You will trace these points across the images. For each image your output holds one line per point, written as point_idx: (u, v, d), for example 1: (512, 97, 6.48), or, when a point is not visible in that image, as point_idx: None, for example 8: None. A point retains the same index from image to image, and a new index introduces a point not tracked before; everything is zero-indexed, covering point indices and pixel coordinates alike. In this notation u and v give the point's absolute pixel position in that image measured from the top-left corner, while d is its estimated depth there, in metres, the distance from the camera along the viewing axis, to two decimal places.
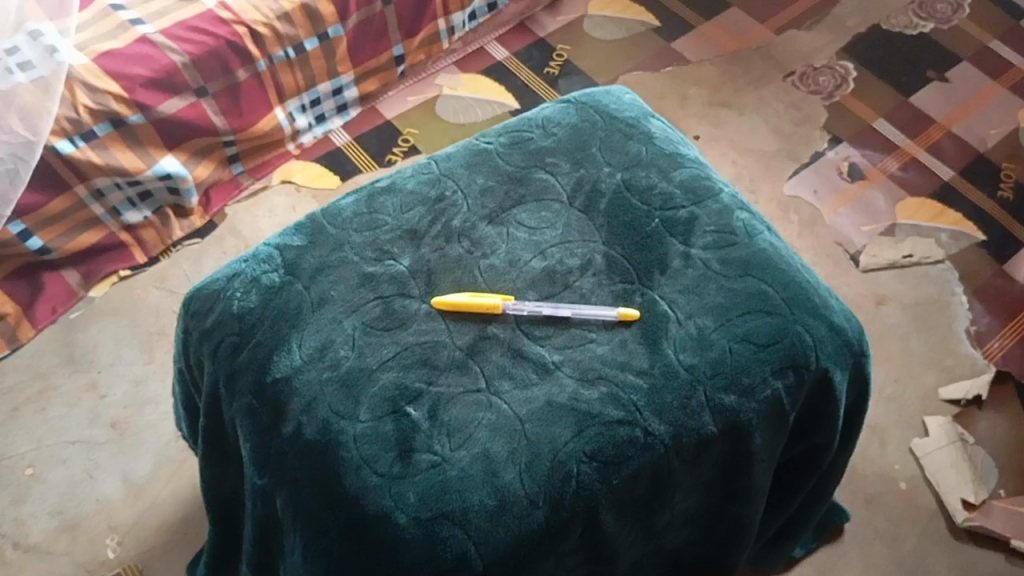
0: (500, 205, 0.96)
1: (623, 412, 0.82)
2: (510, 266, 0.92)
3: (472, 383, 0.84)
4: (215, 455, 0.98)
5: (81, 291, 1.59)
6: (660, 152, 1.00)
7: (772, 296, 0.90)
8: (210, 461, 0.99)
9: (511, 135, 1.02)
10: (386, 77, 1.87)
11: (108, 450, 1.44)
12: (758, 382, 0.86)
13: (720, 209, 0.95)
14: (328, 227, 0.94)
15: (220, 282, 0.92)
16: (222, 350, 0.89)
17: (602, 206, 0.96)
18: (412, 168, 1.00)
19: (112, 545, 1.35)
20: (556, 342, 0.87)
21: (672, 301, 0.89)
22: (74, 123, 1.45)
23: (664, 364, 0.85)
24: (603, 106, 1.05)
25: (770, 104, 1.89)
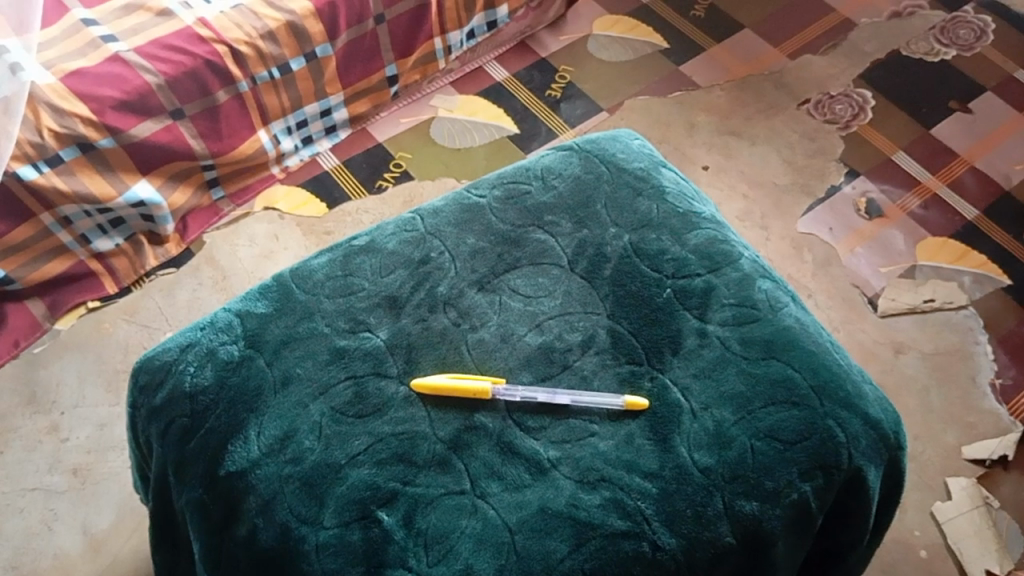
0: (492, 269, 0.85)
1: (628, 522, 0.72)
2: (502, 342, 0.81)
3: (454, 484, 0.73)
4: (164, 542, 0.87)
5: (45, 323, 1.47)
6: (673, 210, 0.89)
7: (799, 383, 0.79)
8: (159, 548, 0.88)
9: (506, 187, 0.91)
10: (378, 98, 1.75)
11: (67, 500, 1.32)
12: (783, 486, 0.75)
13: (740, 278, 0.85)
14: (297, 291, 0.84)
15: (171, 353, 0.81)
16: (171, 433, 0.78)
17: (607, 272, 0.85)
18: (394, 223, 0.89)
19: None
20: (552, 435, 0.76)
21: (685, 387, 0.78)
22: (38, 148, 1.34)
23: (677, 465, 0.74)
24: (610, 154, 0.94)
25: (784, 134, 1.78)
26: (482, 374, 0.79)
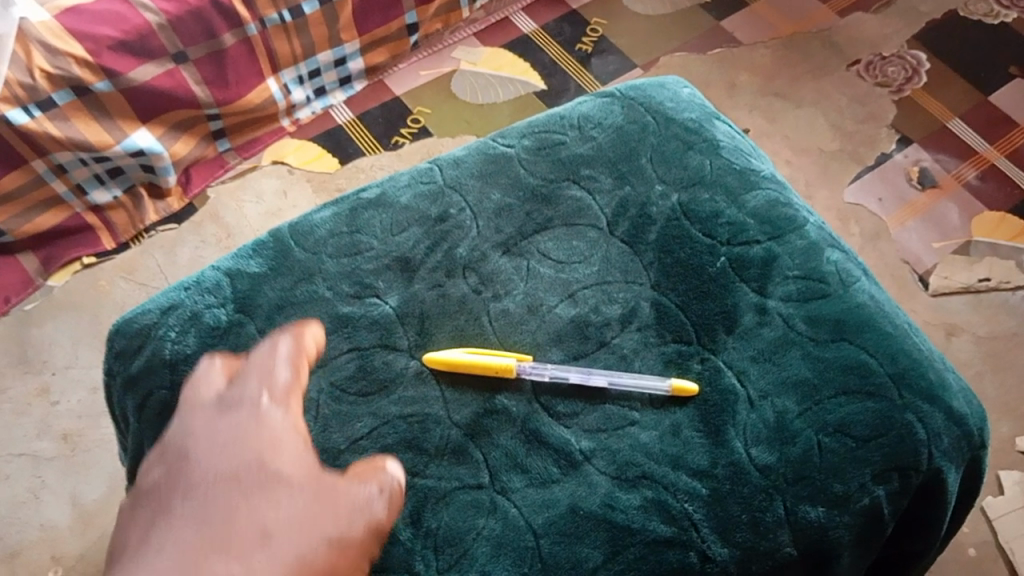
0: (520, 230, 0.74)
1: (673, 528, 0.61)
2: (530, 313, 0.70)
3: (471, 476, 0.63)
4: None
5: (38, 279, 1.34)
6: (729, 167, 0.77)
7: (874, 371, 0.68)
8: None
9: (536, 136, 0.80)
10: (397, 48, 1.58)
11: (57, 467, 1.20)
12: (854, 489, 0.64)
13: (806, 247, 0.73)
14: (296, 248, 0.73)
15: (152, 316, 0.71)
16: (148, 406, 0.68)
17: (652, 236, 0.74)
18: (408, 174, 0.78)
19: None
20: (586, 423, 0.66)
21: (742, 371, 0.67)
22: (28, 90, 1.20)
23: (730, 462, 0.63)
24: (656, 101, 0.82)
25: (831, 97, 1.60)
26: (508, 351, 0.68)
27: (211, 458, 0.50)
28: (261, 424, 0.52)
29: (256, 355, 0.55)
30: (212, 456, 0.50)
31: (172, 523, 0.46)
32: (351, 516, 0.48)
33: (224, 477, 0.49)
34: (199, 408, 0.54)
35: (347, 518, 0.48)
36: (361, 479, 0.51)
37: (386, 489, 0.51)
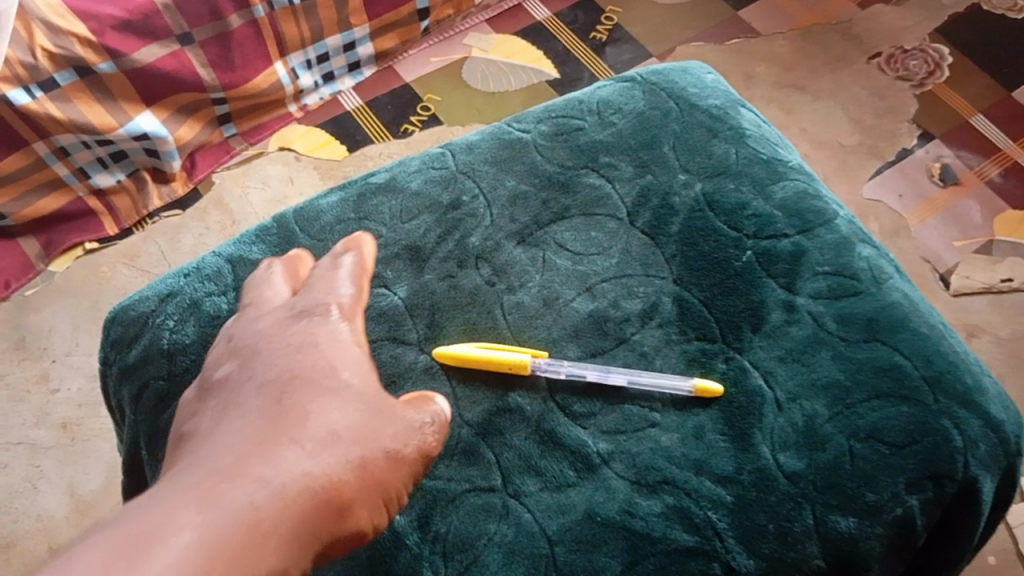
0: (536, 219, 0.71)
1: (695, 537, 0.58)
2: (545, 307, 0.67)
3: (482, 479, 0.60)
4: None
5: (39, 264, 1.29)
6: (756, 157, 0.74)
7: (909, 374, 0.64)
8: None
9: (554, 122, 0.76)
10: (407, 33, 1.50)
11: (55, 456, 1.16)
12: (887, 499, 0.60)
13: (837, 242, 0.69)
14: (301, 235, 0.70)
15: (149, 303, 0.68)
16: (144, 398, 0.65)
17: (675, 228, 0.70)
18: (419, 159, 0.75)
19: None
20: (603, 424, 0.62)
21: (769, 372, 0.64)
22: (30, 70, 1.14)
23: (756, 467, 0.60)
24: (680, 86, 0.78)
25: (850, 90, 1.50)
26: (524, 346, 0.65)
27: (273, 357, 0.51)
28: (328, 330, 0.53)
29: (321, 270, 0.57)
30: (278, 349, 0.51)
31: (240, 412, 0.47)
32: (404, 434, 0.50)
33: (293, 375, 0.49)
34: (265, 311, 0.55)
35: (401, 434, 0.50)
36: (416, 405, 0.52)
37: (436, 419, 0.53)
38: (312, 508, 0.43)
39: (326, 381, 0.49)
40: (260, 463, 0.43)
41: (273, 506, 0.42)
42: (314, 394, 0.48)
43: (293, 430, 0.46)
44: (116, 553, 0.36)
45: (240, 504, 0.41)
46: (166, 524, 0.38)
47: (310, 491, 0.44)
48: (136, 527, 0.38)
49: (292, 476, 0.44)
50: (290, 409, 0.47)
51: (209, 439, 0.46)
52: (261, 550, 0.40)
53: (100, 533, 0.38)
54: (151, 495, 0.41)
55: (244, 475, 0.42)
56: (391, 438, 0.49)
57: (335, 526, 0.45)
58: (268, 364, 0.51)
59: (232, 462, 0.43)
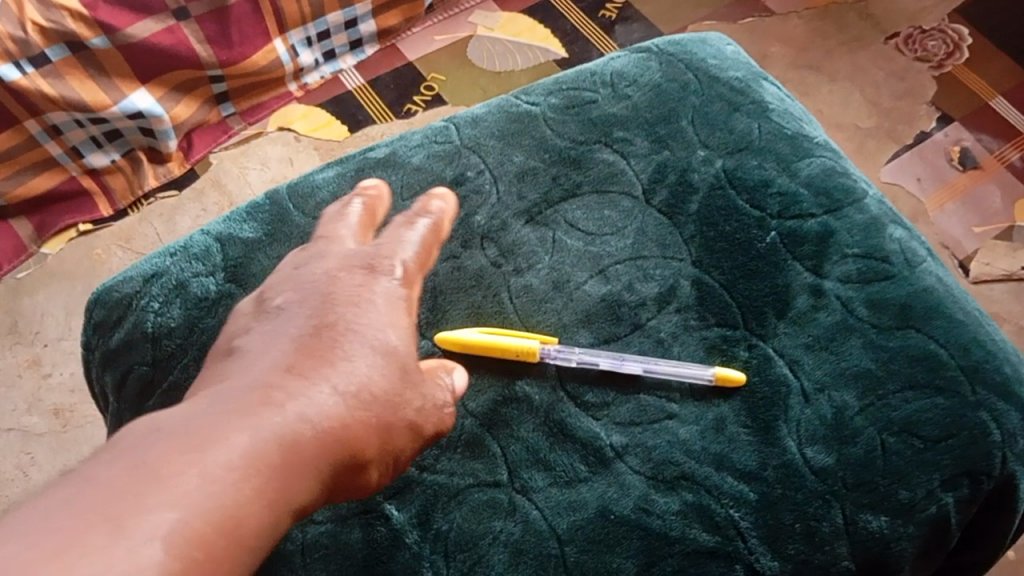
0: (545, 195, 0.67)
1: (716, 538, 0.54)
2: (555, 290, 0.63)
3: (488, 473, 0.56)
4: None
5: (31, 246, 1.16)
6: (780, 132, 0.69)
7: (944, 363, 0.60)
8: None
9: (564, 93, 0.72)
10: (412, 8, 1.33)
11: (48, 445, 1.04)
12: (920, 497, 0.56)
13: (867, 222, 0.65)
14: (294, 212, 0.65)
15: (133, 284, 0.63)
16: (128, 384, 0.61)
17: (694, 207, 0.66)
18: (421, 133, 0.70)
19: None
20: (616, 415, 0.58)
21: (795, 361, 0.59)
22: (20, 45, 1.02)
23: (782, 462, 0.56)
24: (698, 57, 0.73)
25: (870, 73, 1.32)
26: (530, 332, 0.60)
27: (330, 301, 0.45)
28: (386, 290, 0.47)
29: (394, 228, 0.52)
30: (339, 294, 0.45)
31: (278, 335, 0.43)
32: (426, 411, 0.46)
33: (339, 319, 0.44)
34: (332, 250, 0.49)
35: (423, 408, 0.46)
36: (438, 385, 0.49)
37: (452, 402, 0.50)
38: (333, 458, 0.40)
39: (372, 338, 0.44)
40: (293, 393, 0.39)
41: (301, 444, 0.38)
42: (361, 341, 0.43)
43: (333, 372, 0.41)
44: (138, 467, 0.33)
45: (269, 435, 0.37)
46: (193, 445, 0.35)
47: (336, 439, 0.40)
48: (160, 444, 0.35)
49: (325, 413, 0.40)
50: (333, 354, 0.42)
51: (240, 364, 0.42)
52: (283, 486, 0.37)
53: (134, 441, 0.35)
54: (176, 411, 0.37)
55: (274, 405, 0.39)
56: (415, 408, 0.45)
57: (350, 480, 0.42)
58: (322, 301, 0.45)
59: (265, 388, 0.39)
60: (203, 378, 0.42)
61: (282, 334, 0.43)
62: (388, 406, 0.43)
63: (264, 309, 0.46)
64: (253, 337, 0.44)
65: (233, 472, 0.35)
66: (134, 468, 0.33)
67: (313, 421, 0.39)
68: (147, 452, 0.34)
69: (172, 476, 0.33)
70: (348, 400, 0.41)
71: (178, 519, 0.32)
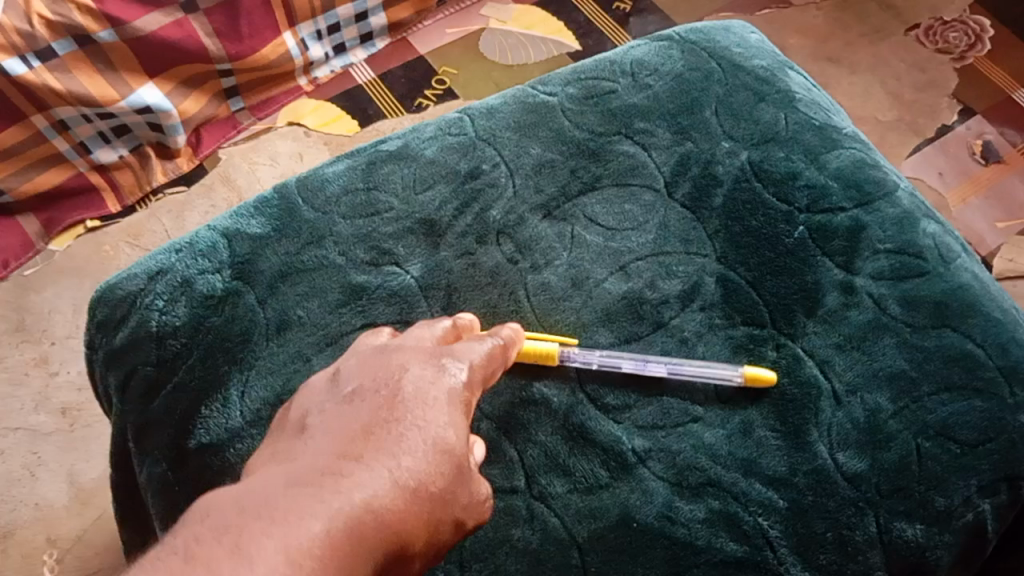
0: (564, 189, 0.64)
1: (744, 547, 0.52)
2: (574, 287, 0.60)
3: (505, 480, 0.54)
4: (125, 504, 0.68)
5: (38, 243, 1.12)
6: (807, 122, 0.66)
7: (982, 363, 0.57)
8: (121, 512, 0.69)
9: (582, 84, 0.69)
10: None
11: (55, 444, 1.01)
12: (957, 504, 0.54)
13: (899, 216, 0.62)
14: (303, 207, 0.63)
15: (138, 281, 0.61)
16: (132, 385, 0.59)
17: (718, 200, 0.63)
18: (434, 125, 0.68)
19: (50, 564, 0.94)
20: (639, 418, 0.56)
21: (826, 361, 0.57)
22: (27, 38, 1.00)
23: (813, 468, 0.53)
24: (722, 46, 0.71)
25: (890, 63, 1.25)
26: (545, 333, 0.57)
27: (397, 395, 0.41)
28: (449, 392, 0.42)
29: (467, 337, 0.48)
30: (405, 389, 0.42)
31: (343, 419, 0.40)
32: (471, 506, 0.41)
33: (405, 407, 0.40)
34: (409, 344, 0.45)
35: (469, 505, 0.41)
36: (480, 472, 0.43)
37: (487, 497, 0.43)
38: (384, 552, 0.36)
39: (430, 433, 0.40)
40: (356, 478, 0.36)
41: (364, 533, 0.35)
42: (421, 437, 0.39)
43: (392, 462, 0.38)
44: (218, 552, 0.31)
45: (338, 520, 0.34)
46: (264, 529, 0.32)
47: (391, 530, 0.36)
48: (232, 530, 0.32)
49: (386, 502, 0.36)
50: (394, 446, 0.39)
51: (304, 447, 0.39)
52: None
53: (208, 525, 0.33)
54: (243, 493, 0.35)
55: (340, 490, 0.35)
56: (461, 503, 0.41)
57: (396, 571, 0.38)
58: (389, 396, 0.41)
59: (328, 470, 0.37)
60: (266, 455, 0.40)
61: (346, 421, 0.40)
62: (434, 501, 0.39)
63: (334, 390, 0.44)
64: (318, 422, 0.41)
65: (305, 559, 0.32)
66: (207, 557, 0.31)
67: (377, 509, 0.36)
68: (219, 539, 0.32)
69: (244, 563, 0.31)
70: (404, 492, 0.37)
71: None
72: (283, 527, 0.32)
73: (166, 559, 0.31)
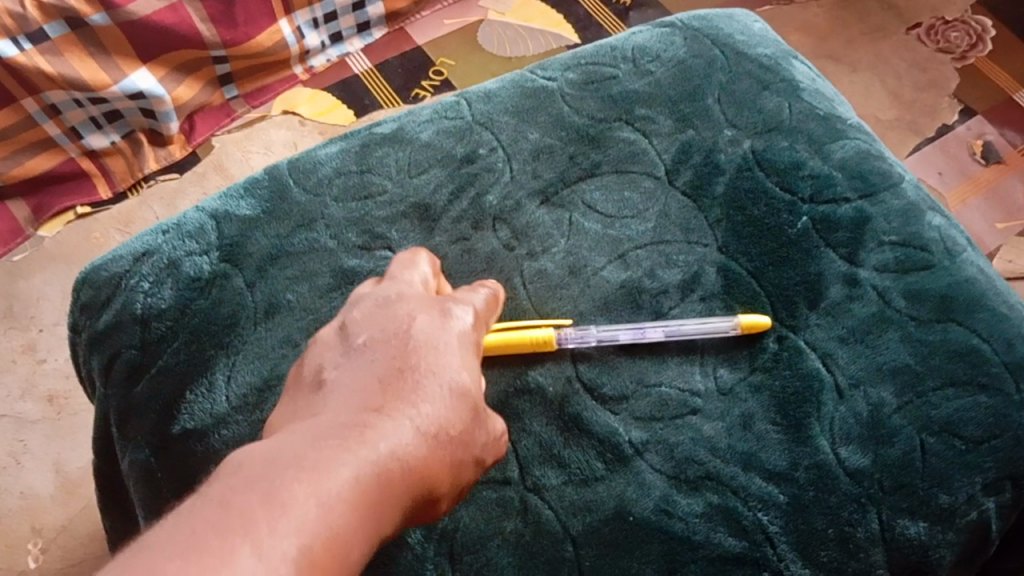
0: (562, 175, 0.63)
1: (742, 543, 0.50)
2: (570, 275, 0.59)
3: (498, 471, 0.52)
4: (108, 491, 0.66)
5: (27, 229, 1.08)
6: (812, 112, 0.65)
7: (988, 359, 0.56)
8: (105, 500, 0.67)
9: (582, 69, 0.68)
10: None
11: (41, 432, 0.97)
12: (961, 502, 0.52)
13: (904, 208, 0.61)
14: (294, 189, 0.62)
15: (123, 263, 0.60)
16: (116, 369, 0.58)
17: (720, 189, 0.62)
18: (430, 108, 0.66)
19: (34, 554, 0.91)
20: (636, 410, 0.54)
21: (828, 355, 0.55)
22: (18, 20, 0.96)
23: (815, 462, 0.52)
24: (725, 33, 0.69)
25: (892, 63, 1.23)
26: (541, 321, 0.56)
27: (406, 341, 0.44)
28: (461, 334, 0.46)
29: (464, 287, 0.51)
30: (415, 334, 0.44)
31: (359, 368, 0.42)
32: (487, 446, 0.45)
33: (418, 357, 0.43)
34: (410, 294, 0.47)
35: (486, 444, 0.45)
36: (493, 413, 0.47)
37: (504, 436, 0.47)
38: (412, 493, 0.39)
39: (448, 380, 0.43)
40: (380, 430, 0.39)
41: (390, 480, 0.38)
42: (438, 384, 0.42)
43: (412, 411, 0.40)
44: (255, 495, 0.33)
45: (365, 470, 0.37)
46: (298, 475, 0.35)
47: (416, 475, 0.39)
48: (266, 477, 0.34)
49: (409, 450, 0.39)
50: (414, 396, 0.41)
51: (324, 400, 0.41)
52: (374, 519, 0.36)
53: (244, 471, 0.35)
54: (272, 444, 0.37)
55: (366, 441, 0.38)
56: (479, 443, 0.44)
57: (423, 511, 0.41)
58: (399, 343, 0.44)
59: (353, 423, 0.39)
60: (287, 406, 0.42)
61: (363, 372, 0.42)
62: (456, 441, 0.42)
63: (342, 342, 0.44)
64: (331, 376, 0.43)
65: (336, 504, 0.35)
66: (243, 502, 0.33)
67: (401, 458, 0.39)
68: (254, 486, 0.34)
69: (279, 510, 0.33)
70: (427, 439, 0.40)
71: (298, 543, 0.33)
72: (313, 479, 0.35)
73: (206, 503, 0.33)
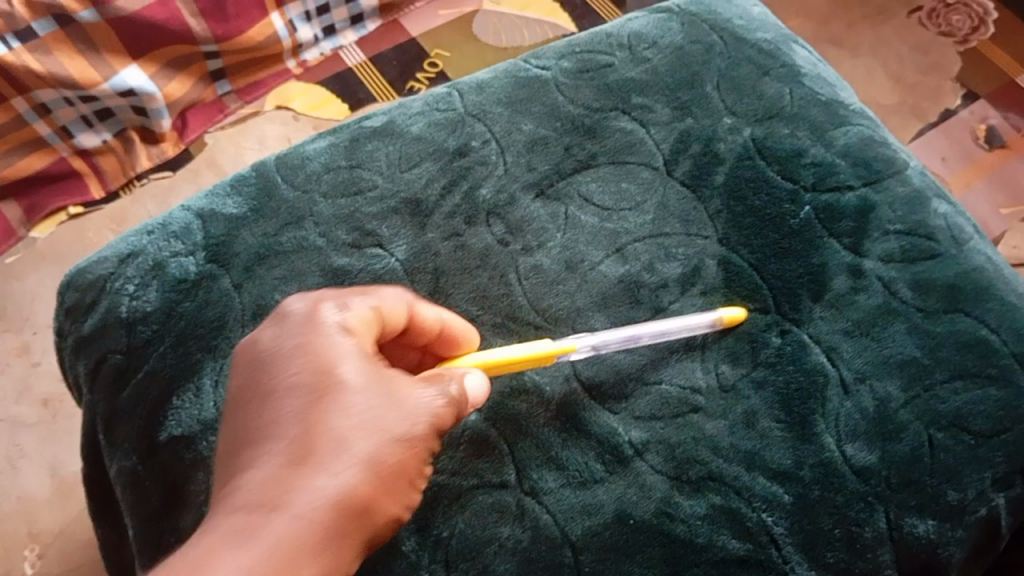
0: (557, 167, 0.61)
1: (746, 545, 0.49)
2: (566, 271, 0.57)
3: (494, 473, 0.51)
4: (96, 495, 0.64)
5: (20, 230, 1.03)
6: (813, 98, 0.63)
7: (996, 350, 0.54)
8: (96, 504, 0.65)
9: (577, 57, 0.66)
10: None
11: (37, 435, 0.95)
12: (971, 498, 0.51)
13: (910, 196, 0.59)
14: (282, 186, 0.60)
15: (108, 265, 0.58)
16: (102, 374, 0.56)
17: (720, 179, 0.60)
18: (421, 100, 0.65)
19: (32, 558, 0.89)
20: (635, 409, 0.53)
21: (833, 348, 0.54)
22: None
23: (820, 460, 0.51)
24: (724, 18, 0.67)
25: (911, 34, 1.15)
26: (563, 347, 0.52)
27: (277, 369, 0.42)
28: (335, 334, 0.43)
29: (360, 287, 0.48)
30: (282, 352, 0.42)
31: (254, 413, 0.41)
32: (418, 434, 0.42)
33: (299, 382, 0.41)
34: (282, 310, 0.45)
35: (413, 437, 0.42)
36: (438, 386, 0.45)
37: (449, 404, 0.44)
38: (340, 532, 0.38)
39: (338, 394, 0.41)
40: (291, 486, 0.38)
41: (308, 535, 0.37)
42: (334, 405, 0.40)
43: (318, 452, 0.39)
44: None
45: (277, 535, 0.37)
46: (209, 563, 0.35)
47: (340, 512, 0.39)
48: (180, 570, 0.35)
49: (323, 496, 0.38)
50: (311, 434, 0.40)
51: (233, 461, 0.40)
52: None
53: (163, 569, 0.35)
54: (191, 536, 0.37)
55: (277, 505, 0.37)
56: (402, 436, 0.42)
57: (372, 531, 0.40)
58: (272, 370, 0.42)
59: (265, 484, 0.38)
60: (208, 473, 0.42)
61: (252, 419, 0.41)
62: (381, 469, 0.41)
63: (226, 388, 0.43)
64: (231, 430, 0.41)
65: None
66: None
67: (314, 510, 0.38)
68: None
69: None
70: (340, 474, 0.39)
71: None
72: (222, 566, 0.35)
73: None
